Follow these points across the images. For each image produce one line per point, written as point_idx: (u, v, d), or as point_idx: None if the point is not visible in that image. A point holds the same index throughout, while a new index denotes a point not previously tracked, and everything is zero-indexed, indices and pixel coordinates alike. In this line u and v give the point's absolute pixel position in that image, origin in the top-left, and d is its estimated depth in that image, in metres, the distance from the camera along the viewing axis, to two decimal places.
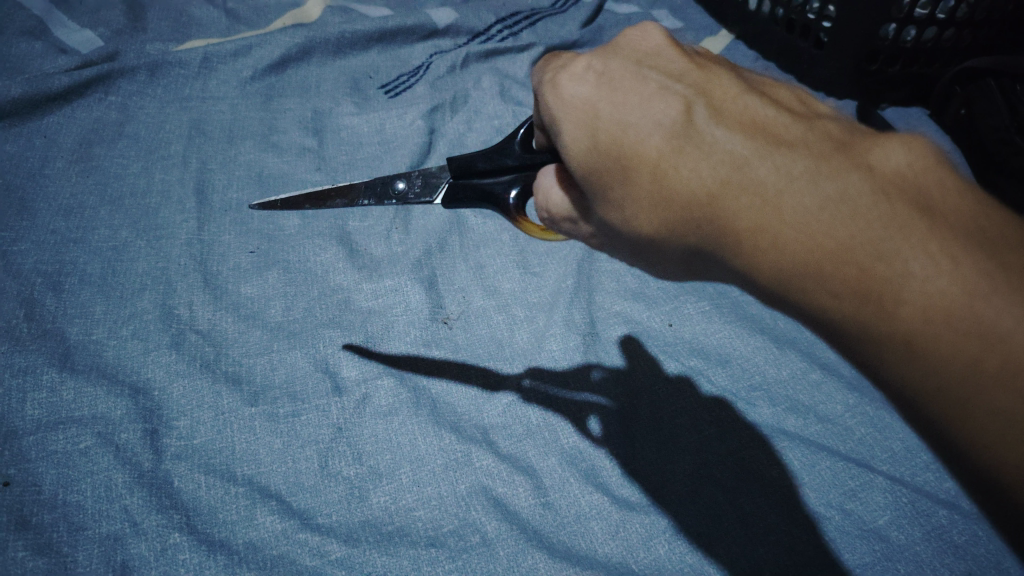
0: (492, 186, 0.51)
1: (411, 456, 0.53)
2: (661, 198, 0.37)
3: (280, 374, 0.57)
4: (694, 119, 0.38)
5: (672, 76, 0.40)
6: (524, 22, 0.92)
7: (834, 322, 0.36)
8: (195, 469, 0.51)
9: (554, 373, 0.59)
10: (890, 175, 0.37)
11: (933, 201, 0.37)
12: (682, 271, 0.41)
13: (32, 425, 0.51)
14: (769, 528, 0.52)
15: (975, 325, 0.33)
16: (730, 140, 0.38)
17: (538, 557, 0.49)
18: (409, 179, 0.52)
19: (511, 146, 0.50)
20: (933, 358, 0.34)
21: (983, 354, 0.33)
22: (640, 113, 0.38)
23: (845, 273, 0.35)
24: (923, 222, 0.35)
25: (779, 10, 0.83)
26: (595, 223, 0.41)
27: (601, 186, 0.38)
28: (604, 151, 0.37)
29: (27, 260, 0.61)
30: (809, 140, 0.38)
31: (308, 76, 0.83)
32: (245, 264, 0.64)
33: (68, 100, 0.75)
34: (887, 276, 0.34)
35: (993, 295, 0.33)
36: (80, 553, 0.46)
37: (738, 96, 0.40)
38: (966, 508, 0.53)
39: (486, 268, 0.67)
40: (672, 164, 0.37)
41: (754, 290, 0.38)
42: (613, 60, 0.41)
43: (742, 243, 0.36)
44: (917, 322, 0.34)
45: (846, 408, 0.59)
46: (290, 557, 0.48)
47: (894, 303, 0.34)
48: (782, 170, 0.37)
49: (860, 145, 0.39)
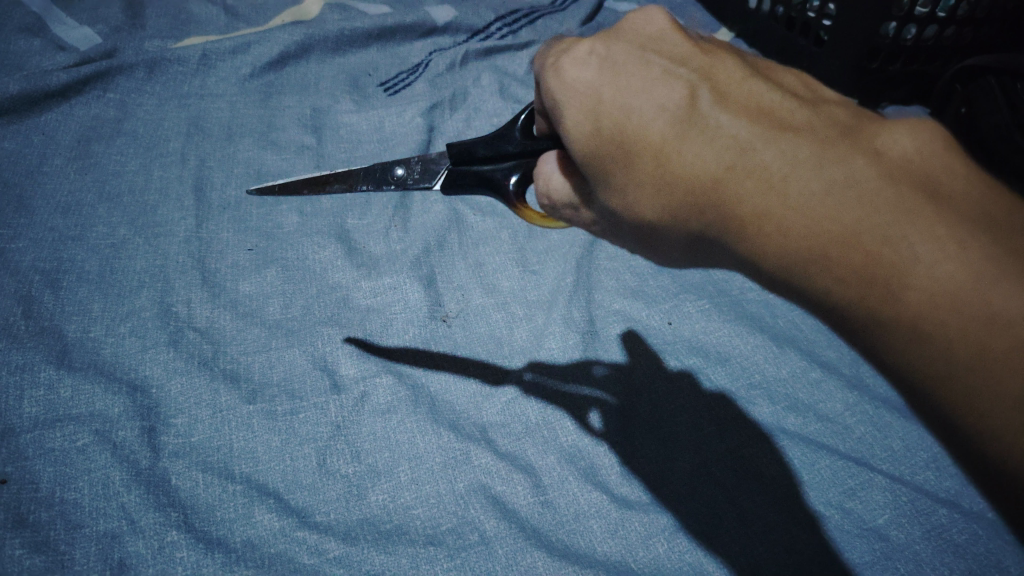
0: (492, 172, 0.50)
1: (409, 454, 0.53)
2: (666, 183, 0.37)
3: (279, 372, 0.57)
4: (699, 103, 0.38)
5: (676, 62, 0.40)
6: (524, 20, 0.92)
7: (838, 307, 0.36)
8: (193, 467, 0.51)
9: (554, 368, 0.59)
10: (896, 161, 0.37)
11: (939, 187, 0.36)
12: (684, 258, 0.41)
13: (30, 422, 0.51)
14: (769, 527, 0.51)
15: (981, 309, 0.33)
16: (735, 125, 0.37)
17: (536, 555, 0.49)
18: (409, 165, 0.52)
19: (512, 132, 0.50)
20: (939, 343, 0.33)
21: (990, 340, 0.33)
22: (644, 98, 0.38)
23: (851, 257, 0.34)
24: (930, 207, 0.35)
25: (779, 8, 0.84)
26: (597, 209, 0.41)
27: (604, 172, 0.38)
28: (608, 137, 0.37)
29: (25, 257, 0.61)
30: (814, 125, 0.38)
31: (307, 73, 0.83)
32: (244, 261, 0.64)
33: (67, 97, 0.75)
34: (893, 260, 0.34)
35: (1000, 280, 0.33)
36: (77, 550, 0.46)
37: (743, 81, 0.40)
38: (965, 507, 0.53)
39: (485, 266, 0.67)
40: (676, 149, 0.37)
41: (757, 275, 0.38)
42: (617, 44, 0.40)
43: (746, 227, 0.36)
44: (923, 307, 0.34)
45: (846, 407, 0.59)
46: (288, 555, 0.47)
47: (900, 288, 0.34)
48: (788, 154, 0.36)
49: (866, 130, 0.38)
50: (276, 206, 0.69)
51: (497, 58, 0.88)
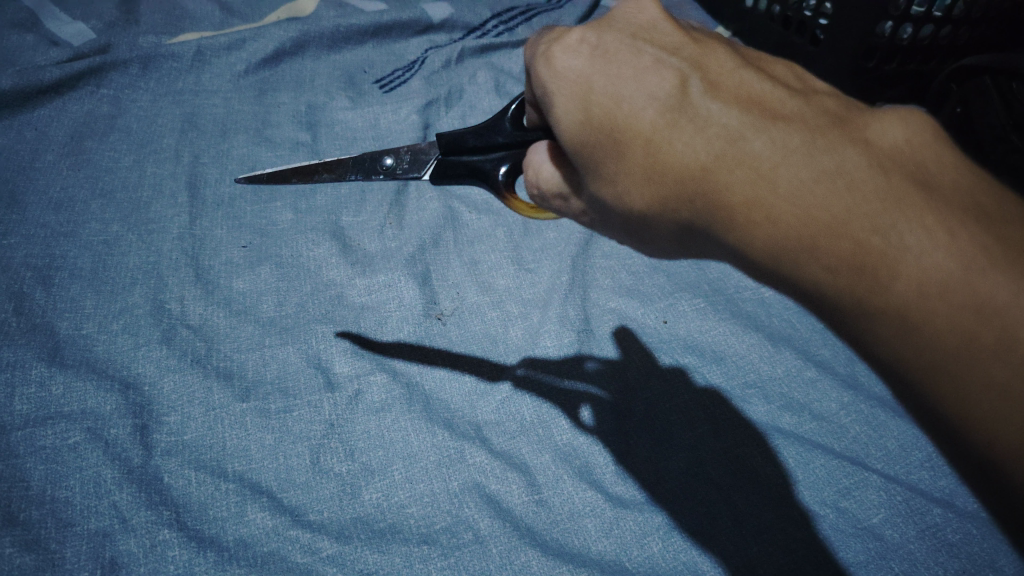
0: (482, 163, 0.50)
1: (403, 452, 0.53)
2: (654, 170, 0.37)
3: (272, 369, 0.56)
4: (689, 92, 0.38)
5: (667, 51, 0.40)
6: (521, 17, 0.91)
7: (827, 297, 0.35)
8: (185, 465, 0.50)
9: (548, 364, 0.59)
10: (887, 151, 0.37)
11: (929, 177, 0.36)
12: (675, 249, 0.41)
13: (21, 420, 0.50)
14: (763, 526, 0.51)
15: (971, 298, 0.33)
16: (725, 114, 0.37)
17: (530, 554, 0.49)
18: (398, 155, 0.51)
19: (502, 123, 0.50)
20: (930, 333, 0.33)
21: (979, 329, 0.33)
22: (634, 86, 0.38)
23: (840, 246, 0.34)
24: (920, 197, 0.35)
25: (776, 7, 0.84)
26: (587, 199, 0.41)
27: (593, 160, 0.38)
28: (596, 123, 0.37)
29: (17, 254, 0.60)
30: (806, 115, 0.38)
31: (302, 70, 0.83)
32: (238, 258, 0.64)
33: (60, 92, 0.74)
34: (883, 250, 0.34)
35: (991, 270, 0.33)
36: (68, 549, 0.45)
37: (734, 70, 0.40)
38: (958, 507, 0.53)
39: (480, 264, 0.67)
40: (666, 137, 0.37)
41: (746, 266, 0.38)
42: (608, 34, 0.40)
43: (735, 216, 0.36)
44: (913, 296, 0.33)
45: (841, 406, 0.59)
46: (280, 554, 0.47)
47: (890, 277, 0.34)
48: (778, 143, 0.36)
49: (857, 121, 0.38)
50: (270, 204, 0.68)
51: (494, 56, 0.88)
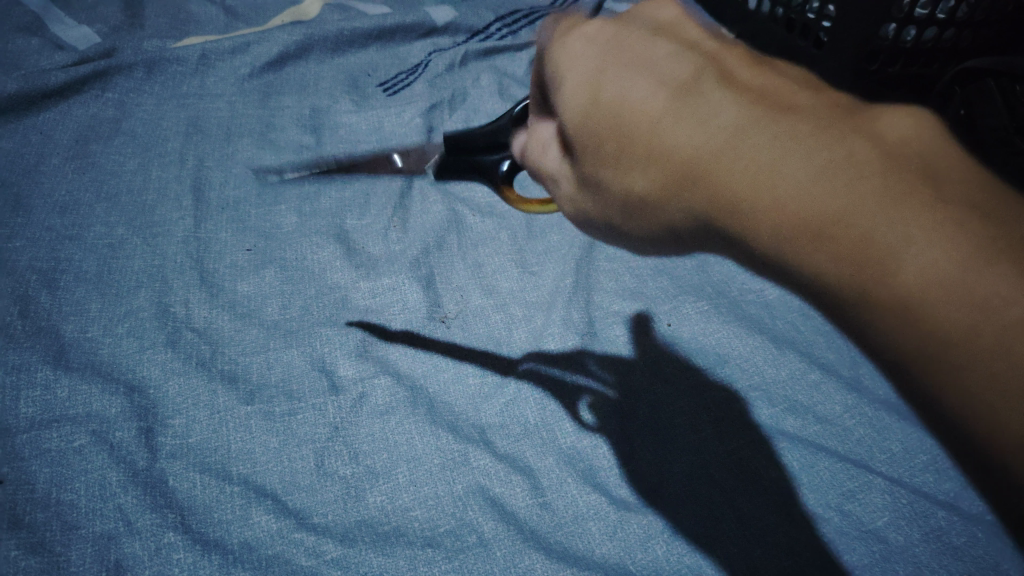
0: (485, 159, 0.52)
1: (408, 455, 0.53)
2: (656, 161, 0.37)
3: (276, 372, 0.57)
4: (699, 86, 0.38)
5: (684, 46, 0.40)
6: (524, 20, 0.92)
7: (830, 292, 0.34)
8: (190, 468, 0.50)
9: (553, 356, 0.60)
10: (900, 143, 0.35)
11: (946, 171, 0.34)
12: (680, 242, 0.40)
13: (26, 422, 0.50)
14: (767, 529, 0.51)
15: (978, 298, 0.31)
16: (732, 106, 0.37)
17: (535, 558, 0.49)
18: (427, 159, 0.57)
19: (502, 119, 0.49)
20: (933, 332, 0.32)
21: (984, 329, 0.31)
22: (640, 79, 0.37)
23: (842, 240, 0.33)
24: (931, 190, 0.33)
25: (779, 9, 0.84)
26: (591, 192, 0.40)
27: (596, 152, 0.38)
28: (599, 117, 0.37)
29: (22, 257, 0.61)
30: (819, 106, 0.37)
31: (306, 73, 0.83)
32: (243, 261, 0.64)
33: (65, 96, 0.74)
34: (888, 245, 0.32)
35: (1004, 268, 0.31)
36: (74, 551, 0.45)
37: (753, 67, 0.40)
38: (963, 510, 0.53)
39: (483, 266, 0.67)
40: (668, 128, 0.36)
41: (750, 260, 0.37)
42: (627, 28, 0.40)
43: (736, 209, 0.35)
44: (916, 294, 0.32)
45: (844, 408, 0.59)
46: (285, 557, 0.47)
47: (893, 273, 0.32)
48: (783, 135, 0.35)
49: (874, 112, 0.37)
50: (275, 207, 0.69)
51: (497, 59, 0.88)
